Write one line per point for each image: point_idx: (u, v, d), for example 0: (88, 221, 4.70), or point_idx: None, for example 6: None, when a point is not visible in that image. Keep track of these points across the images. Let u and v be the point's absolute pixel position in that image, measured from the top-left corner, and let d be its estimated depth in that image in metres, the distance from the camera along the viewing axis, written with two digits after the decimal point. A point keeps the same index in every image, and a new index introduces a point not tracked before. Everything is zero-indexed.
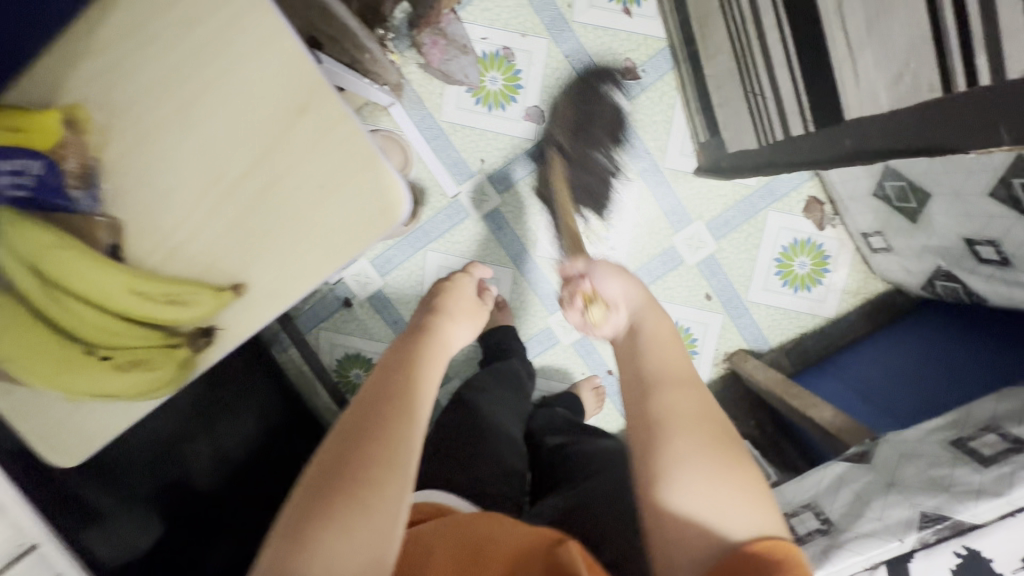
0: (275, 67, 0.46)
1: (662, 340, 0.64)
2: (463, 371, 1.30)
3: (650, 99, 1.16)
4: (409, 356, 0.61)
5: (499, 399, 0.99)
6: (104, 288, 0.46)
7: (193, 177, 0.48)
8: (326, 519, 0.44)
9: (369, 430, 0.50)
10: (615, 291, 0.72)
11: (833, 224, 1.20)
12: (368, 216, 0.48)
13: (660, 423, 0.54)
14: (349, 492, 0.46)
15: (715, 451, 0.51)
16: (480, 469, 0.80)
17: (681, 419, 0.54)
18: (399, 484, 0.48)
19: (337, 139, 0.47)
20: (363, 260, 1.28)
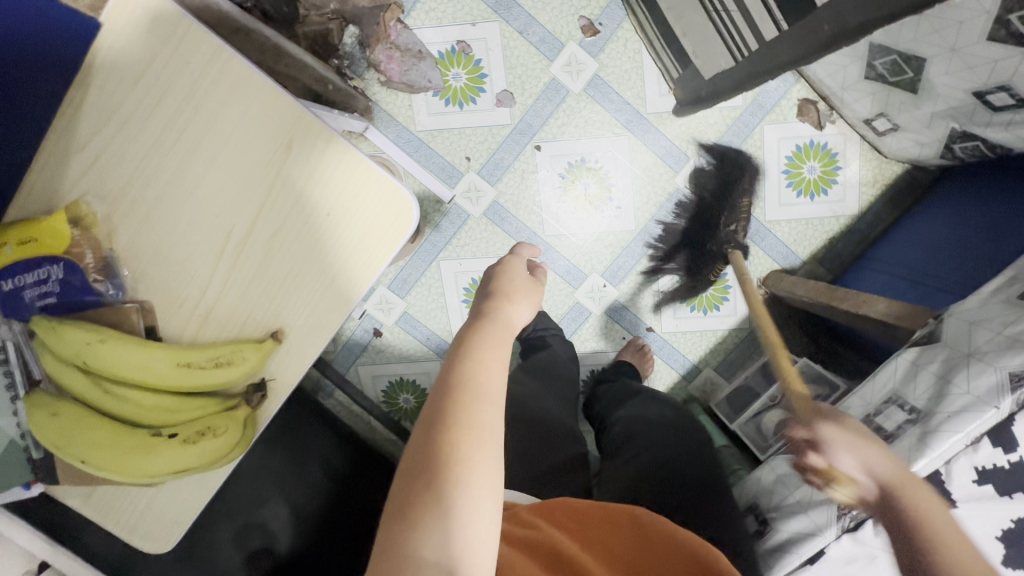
0: (251, 110, 0.46)
1: (904, 479, 0.57)
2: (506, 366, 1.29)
3: (614, 51, 1.14)
4: (466, 346, 0.56)
5: (548, 387, 0.98)
6: (152, 369, 0.47)
7: (203, 239, 0.49)
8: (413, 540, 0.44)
9: (447, 426, 0.49)
10: (861, 459, 0.60)
11: (831, 121, 1.17)
12: (382, 228, 0.48)
13: (896, 494, 0.55)
14: (438, 490, 0.46)
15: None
16: (541, 465, 0.80)
17: (950, 564, 0.48)
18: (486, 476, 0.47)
19: (335, 160, 0.47)
20: (380, 287, 1.28)
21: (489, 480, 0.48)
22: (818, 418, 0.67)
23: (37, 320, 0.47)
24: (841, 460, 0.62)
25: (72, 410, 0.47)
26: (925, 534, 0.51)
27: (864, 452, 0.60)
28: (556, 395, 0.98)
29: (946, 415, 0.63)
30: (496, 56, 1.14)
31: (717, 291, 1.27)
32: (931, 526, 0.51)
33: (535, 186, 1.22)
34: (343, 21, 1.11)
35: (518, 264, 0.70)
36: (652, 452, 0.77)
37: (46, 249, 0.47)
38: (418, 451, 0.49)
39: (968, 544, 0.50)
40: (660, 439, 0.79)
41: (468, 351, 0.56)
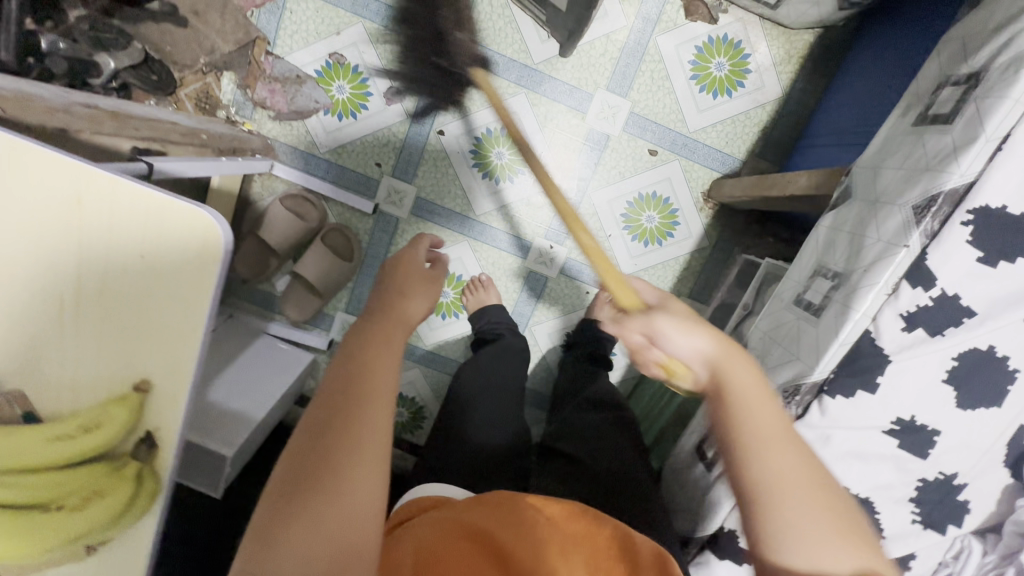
0: (33, 179, 0.46)
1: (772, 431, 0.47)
2: (460, 347, 1.31)
3: (482, 12, 1.11)
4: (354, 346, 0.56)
5: (498, 372, 0.99)
6: (25, 452, 0.48)
7: (36, 314, 0.49)
8: (289, 529, 0.45)
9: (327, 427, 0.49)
10: (694, 342, 0.49)
11: (724, 11, 1.11)
12: (197, 252, 0.48)
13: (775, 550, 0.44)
14: (307, 492, 0.46)
15: (840, 530, 0.44)
16: (481, 450, 0.83)
17: (794, 488, 0.44)
18: (366, 476, 0.48)
19: (127, 203, 0.47)
20: (340, 312, 1.28)
21: (370, 468, 0.49)
22: (639, 312, 0.52)
23: None
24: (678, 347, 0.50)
25: None
26: (761, 462, 0.45)
27: (689, 335, 0.49)
28: (504, 383, 0.98)
29: (864, 268, 0.58)
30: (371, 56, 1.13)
31: (665, 219, 1.22)
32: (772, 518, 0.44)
33: (451, 171, 1.20)
34: (217, 72, 1.13)
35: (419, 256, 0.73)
36: (591, 445, 0.85)
37: None
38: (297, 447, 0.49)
39: (780, 451, 0.46)
40: (597, 434, 0.87)
41: (354, 350, 0.56)
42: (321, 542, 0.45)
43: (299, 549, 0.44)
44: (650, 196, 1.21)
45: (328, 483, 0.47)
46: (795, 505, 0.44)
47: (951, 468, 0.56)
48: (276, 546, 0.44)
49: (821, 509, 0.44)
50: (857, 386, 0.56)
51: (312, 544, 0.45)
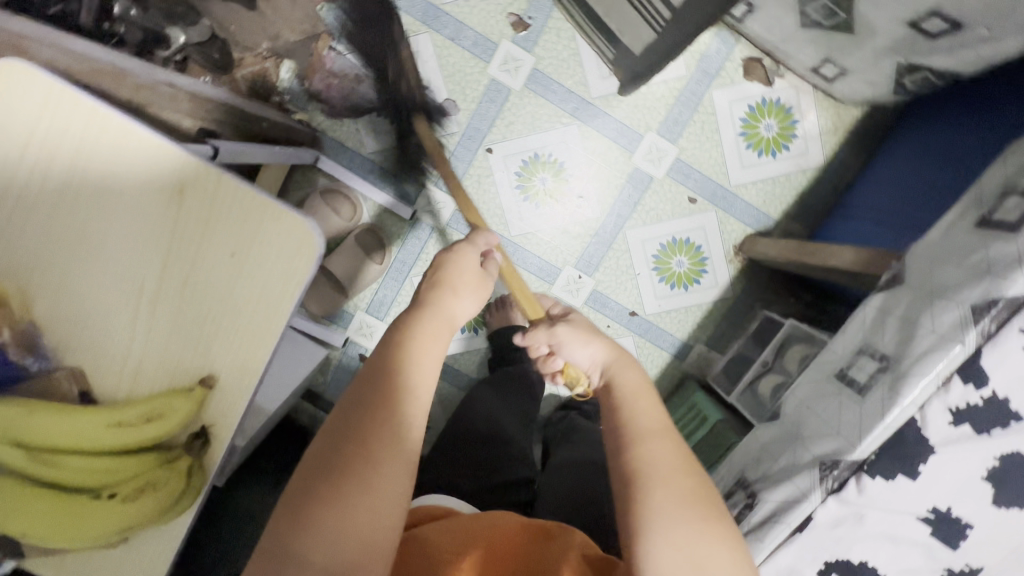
0: (145, 161, 0.47)
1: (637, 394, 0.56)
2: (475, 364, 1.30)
3: (549, 42, 1.13)
4: (396, 338, 0.57)
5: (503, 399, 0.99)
6: (83, 432, 0.47)
7: (115, 298, 0.49)
8: (319, 510, 0.46)
9: (364, 417, 0.50)
10: (586, 353, 0.61)
11: (781, 76, 1.15)
12: (288, 255, 0.48)
13: (643, 477, 0.50)
14: (340, 479, 0.47)
15: (693, 507, 0.49)
16: (488, 475, 0.82)
17: (669, 497, 0.49)
18: (398, 470, 0.49)
19: (233, 199, 0.48)
20: (359, 311, 1.28)
21: (402, 465, 0.50)
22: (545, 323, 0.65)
23: None
24: (573, 355, 0.62)
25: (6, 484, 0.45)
26: (630, 431, 0.53)
27: (585, 348, 0.61)
28: (517, 408, 0.98)
29: (914, 358, 0.60)
30: (434, 68, 1.15)
31: (694, 265, 1.24)
32: (638, 451, 0.52)
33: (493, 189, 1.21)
34: (278, 58, 1.13)
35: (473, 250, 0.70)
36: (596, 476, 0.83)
37: None
38: (333, 432, 0.50)
39: (658, 443, 0.52)
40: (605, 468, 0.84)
41: (394, 342, 0.56)
42: (351, 532, 0.46)
43: (328, 536, 0.45)
44: (683, 241, 1.23)
45: (362, 472, 0.48)
46: (662, 487, 0.49)
47: (976, 563, 0.58)
48: (306, 527, 0.45)
49: (685, 486, 0.49)
50: (899, 470, 0.59)
51: (340, 531, 0.46)
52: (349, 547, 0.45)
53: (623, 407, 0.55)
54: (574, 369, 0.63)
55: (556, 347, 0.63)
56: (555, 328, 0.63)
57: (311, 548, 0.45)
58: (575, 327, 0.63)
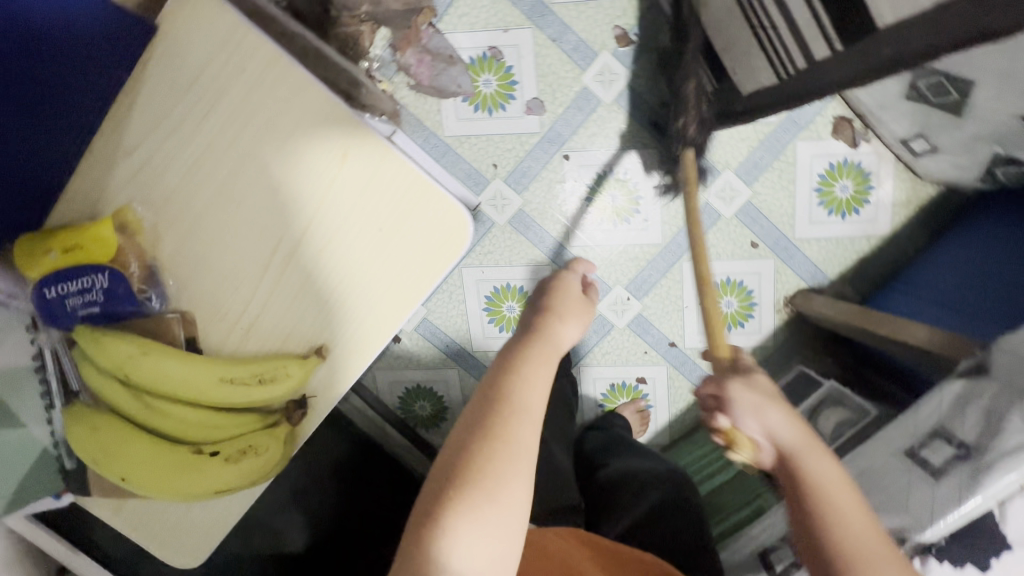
0: (306, 122, 0.54)
1: (815, 455, 0.57)
2: None
3: (648, 61, 1.11)
4: (511, 362, 0.60)
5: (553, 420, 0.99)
6: (192, 384, 0.53)
7: (256, 251, 0.56)
8: (454, 517, 0.50)
9: (488, 434, 0.54)
10: (765, 424, 0.57)
11: (867, 139, 1.14)
12: (431, 241, 0.56)
13: (826, 502, 0.55)
14: (471, 490, 0.51)
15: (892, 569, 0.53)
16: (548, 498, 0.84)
17: (883, 554, 0.53)
18: (519, 485, 0.52)
19: (387, 177, 0.55)
20: None
21: (515, 484, 0.52)
22: (733, 373, 0.61)
23: (84, 329, 0.55)
24: (746, 421, 0.58)
25: (116, 427, 0.55)
26: (810, 479, 0.56)
27: (770, 416, 0.58)
28: (553, 422, 0.98)
29: (997, 455, 0.61)
30: (529, 64, 1.13)
31: (743, 308, 1.25)
32: (803, 465, 0.56)
33: (561, 196, 1.20)
34: (373, 24, 1.10)
35: (576, 283, 0.76)
36: (648, 500, 0.88)
37: (92, 258, 0.55)
38: (459, 445, 0.54)
39: (844, 494, 0.55)
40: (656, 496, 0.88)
41: (509, 367, 0.60)
42: (483, 540, 0.50)
43: (463, 541, 0.49)
44: (736, 283, 1.24)
45: (489, 482, 0.51)
46: (853, 545, 0.53)
47: None
48: (442, 532, 0.49)
49: (880, 552, 0.53)
50: (967, 557, 0.62)
51: (474, 538, 0.50)
52: (481, 555, 0.49)
53: (812, 490, 0.55)
54: (742, 434, 0.58)
55: (727, 405, 0.59)
56: (728, 381, 0.59)
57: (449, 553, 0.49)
58: (749, 384, 0.59)
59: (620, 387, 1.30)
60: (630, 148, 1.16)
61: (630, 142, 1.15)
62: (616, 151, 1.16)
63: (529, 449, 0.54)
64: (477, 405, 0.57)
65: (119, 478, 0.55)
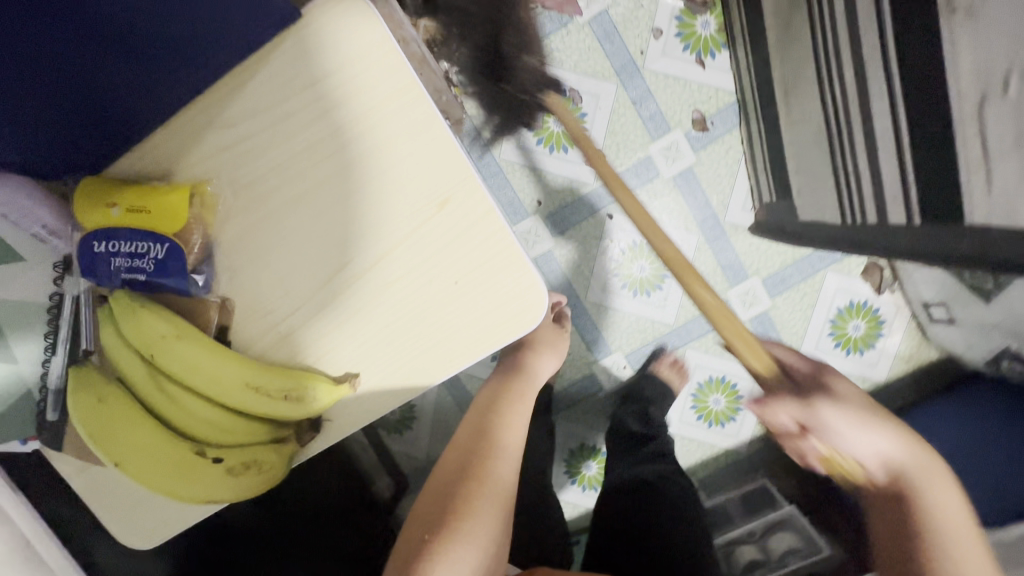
0: (418, 153, 0.47)
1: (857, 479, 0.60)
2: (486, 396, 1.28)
3: (715, 152, 1.13)
4: (498, 404, 0.71)
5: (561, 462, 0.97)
6: (219, 380, 0.47)
7: (308, 278, 0.50)
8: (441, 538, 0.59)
9: (475, 468, 0.64)
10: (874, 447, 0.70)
11: (891, 290, 1.18)
12: (506, 313, 0.49)
13: None
14: (457, 515, 0.60)
15: None
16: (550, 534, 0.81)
17: None
18: (495, 512, 0.62)
19: (480, 235, 0.48)
20: None
21: (494, 514, 0.62)
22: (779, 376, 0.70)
23: (120, 298, 0.47)
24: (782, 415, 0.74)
25: (117, 402, 0.48)
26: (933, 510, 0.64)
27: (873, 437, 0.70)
28: None
29: None
30: (602, 118, 1.13)
31: (728, 408, 1.24)
32: None
33: (593, 251, 1.18)
34: None
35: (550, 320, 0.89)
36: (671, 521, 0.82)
37: (156, 225, 0.48)
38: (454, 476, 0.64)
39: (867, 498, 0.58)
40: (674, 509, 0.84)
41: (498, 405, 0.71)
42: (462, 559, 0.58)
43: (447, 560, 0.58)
44: (729, 384, 1.22)
45: (471, 509, 0.61)
46: None
47: None
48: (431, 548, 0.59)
49: None
50: None
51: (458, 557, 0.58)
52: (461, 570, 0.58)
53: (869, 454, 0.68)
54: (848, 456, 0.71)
55: (825, 428, 0.71)
56: (825, 408, 0.71)
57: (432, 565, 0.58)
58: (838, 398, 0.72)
59: (583, 451, 1.27)
60: (673, 228, 1.16)
61: (674, 222, 1.16)
62: (660, 226, 1.16)
63: (507, 483, 0.64)
64: (468, 441, 0.67)
65: (109, 462, 0.48)
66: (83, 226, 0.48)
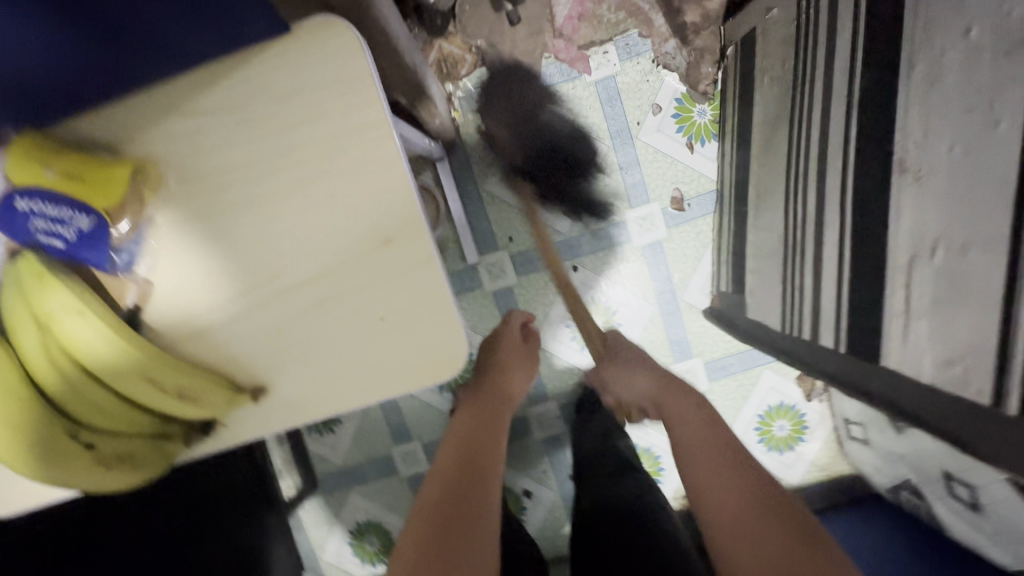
0: (376, 187, 0.47)
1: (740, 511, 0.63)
2: (415, 415, 1.26)
3: (685, 232, 1.16)
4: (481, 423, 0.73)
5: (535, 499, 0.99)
6: (113, 364, 0.45)
7: (241, 284, 0.49)
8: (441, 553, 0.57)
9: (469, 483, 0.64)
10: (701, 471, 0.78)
11: (820, 398, 1.23)
12: (425, 361, 0.49)
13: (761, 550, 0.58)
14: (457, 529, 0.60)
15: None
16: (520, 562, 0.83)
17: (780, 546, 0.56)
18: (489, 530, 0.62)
19: (416, 281, 0.48)
20: None
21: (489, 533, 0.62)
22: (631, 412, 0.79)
23: (27, 258, 0.45)
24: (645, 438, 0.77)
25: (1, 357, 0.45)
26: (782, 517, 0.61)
27: (683, 398, 0.81)
28: None
29: None
30: (588, 173, 1.16)
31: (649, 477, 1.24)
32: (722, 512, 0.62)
33: (552, 297, 1.19)
34: (478, 60, 1.11)
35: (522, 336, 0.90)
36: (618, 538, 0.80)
37: (83, 195, 0.46)
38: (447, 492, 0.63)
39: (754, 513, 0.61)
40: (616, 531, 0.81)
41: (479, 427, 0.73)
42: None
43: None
44: (653, 454, 1.23)
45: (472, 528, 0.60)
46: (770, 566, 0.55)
47: None
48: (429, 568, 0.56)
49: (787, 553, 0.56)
50: None
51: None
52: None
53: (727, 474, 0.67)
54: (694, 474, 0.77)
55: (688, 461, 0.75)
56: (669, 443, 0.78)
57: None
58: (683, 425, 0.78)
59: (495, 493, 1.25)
60: (632, 294, 1.19)
61: (635, 288, 1.18)
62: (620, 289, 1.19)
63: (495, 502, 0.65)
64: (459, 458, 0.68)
65: None
66: (11, 179, 0.45)
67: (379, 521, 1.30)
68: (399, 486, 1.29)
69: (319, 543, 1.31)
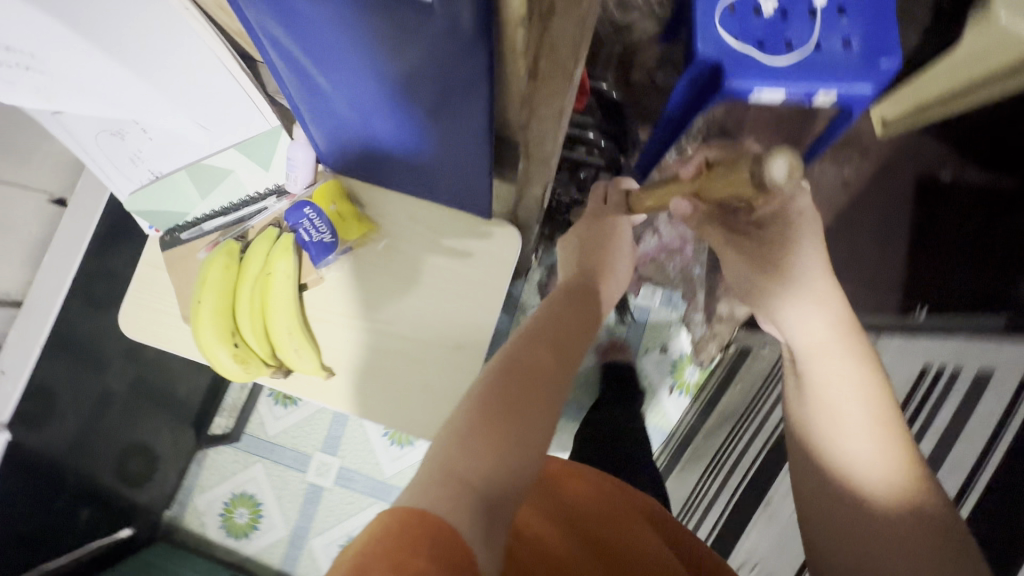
0: (473, 319, 0.71)
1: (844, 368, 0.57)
2: (350, 441, 1.42)
3: None
4: (547, 324, 0.62)
5: None
6: (280, 305, 0.67)
7: (364, 328, 0.72)
8: (494, 419, 0.49)
9: (528, 369, 0.55)
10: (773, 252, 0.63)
11: None
12: (431, 426, 0.71)
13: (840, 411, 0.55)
14: (506, 408, 0.50)
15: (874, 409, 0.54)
16: None
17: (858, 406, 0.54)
18: (537, 434, 0.51)
19: (458, 378, 0.71)
20: None
21: (540, 436, 0.51)
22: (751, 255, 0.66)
23: (288, 235, 0.68)
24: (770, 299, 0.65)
25: (227, 262, 0.67)
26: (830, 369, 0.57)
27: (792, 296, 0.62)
28: None
29: None
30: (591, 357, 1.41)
31: None
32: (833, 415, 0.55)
33: None
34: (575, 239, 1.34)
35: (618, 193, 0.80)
36: None
37: (338, 223, 0.70)
38: (503, 378, 0.53)
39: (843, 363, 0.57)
40: None
41: (550, 334, 0.60)
42: (504, 449, 0.47)
43: (492, 456, 0.46)
44: None
45: (522, 416, 0.50)
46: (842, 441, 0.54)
47: None
48: (475, 437, 0.47)
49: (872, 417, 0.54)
50: None
51: (501, 453, 0.47)
52: (500, 464, 0.46)
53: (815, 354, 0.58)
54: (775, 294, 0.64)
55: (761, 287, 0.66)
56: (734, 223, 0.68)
57: (473, 459, 0.45)
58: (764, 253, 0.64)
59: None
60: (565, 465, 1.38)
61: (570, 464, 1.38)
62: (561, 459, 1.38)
63: (553, 402, 0.54)
64: (519, 352, 0.57)
65: (194, 290, 0.66)
66: (309, 197, 0.69)
67: (260, 500, 1.41)
68: (296, 483, 1.41)
69: (199, 487, 1.41)
